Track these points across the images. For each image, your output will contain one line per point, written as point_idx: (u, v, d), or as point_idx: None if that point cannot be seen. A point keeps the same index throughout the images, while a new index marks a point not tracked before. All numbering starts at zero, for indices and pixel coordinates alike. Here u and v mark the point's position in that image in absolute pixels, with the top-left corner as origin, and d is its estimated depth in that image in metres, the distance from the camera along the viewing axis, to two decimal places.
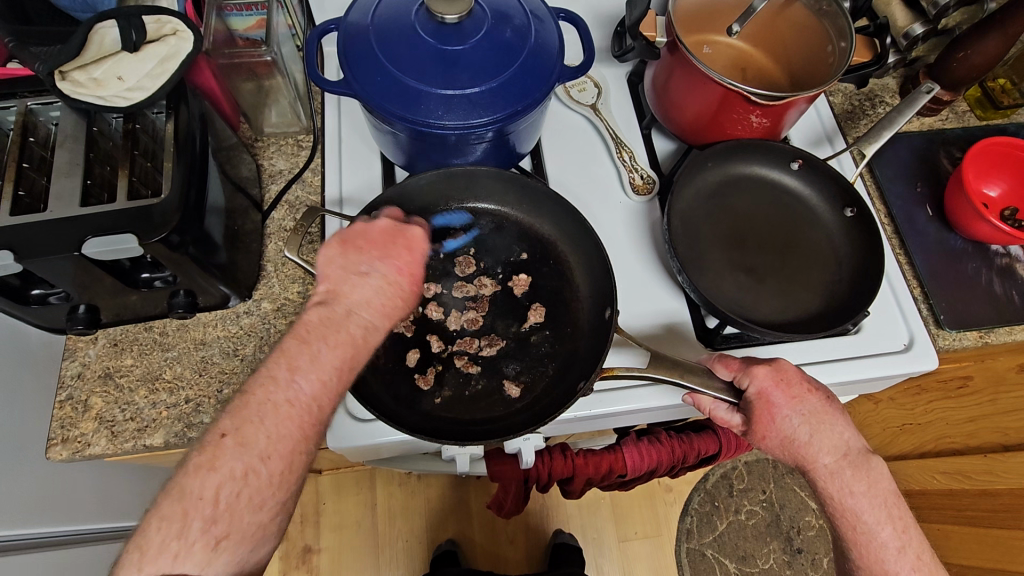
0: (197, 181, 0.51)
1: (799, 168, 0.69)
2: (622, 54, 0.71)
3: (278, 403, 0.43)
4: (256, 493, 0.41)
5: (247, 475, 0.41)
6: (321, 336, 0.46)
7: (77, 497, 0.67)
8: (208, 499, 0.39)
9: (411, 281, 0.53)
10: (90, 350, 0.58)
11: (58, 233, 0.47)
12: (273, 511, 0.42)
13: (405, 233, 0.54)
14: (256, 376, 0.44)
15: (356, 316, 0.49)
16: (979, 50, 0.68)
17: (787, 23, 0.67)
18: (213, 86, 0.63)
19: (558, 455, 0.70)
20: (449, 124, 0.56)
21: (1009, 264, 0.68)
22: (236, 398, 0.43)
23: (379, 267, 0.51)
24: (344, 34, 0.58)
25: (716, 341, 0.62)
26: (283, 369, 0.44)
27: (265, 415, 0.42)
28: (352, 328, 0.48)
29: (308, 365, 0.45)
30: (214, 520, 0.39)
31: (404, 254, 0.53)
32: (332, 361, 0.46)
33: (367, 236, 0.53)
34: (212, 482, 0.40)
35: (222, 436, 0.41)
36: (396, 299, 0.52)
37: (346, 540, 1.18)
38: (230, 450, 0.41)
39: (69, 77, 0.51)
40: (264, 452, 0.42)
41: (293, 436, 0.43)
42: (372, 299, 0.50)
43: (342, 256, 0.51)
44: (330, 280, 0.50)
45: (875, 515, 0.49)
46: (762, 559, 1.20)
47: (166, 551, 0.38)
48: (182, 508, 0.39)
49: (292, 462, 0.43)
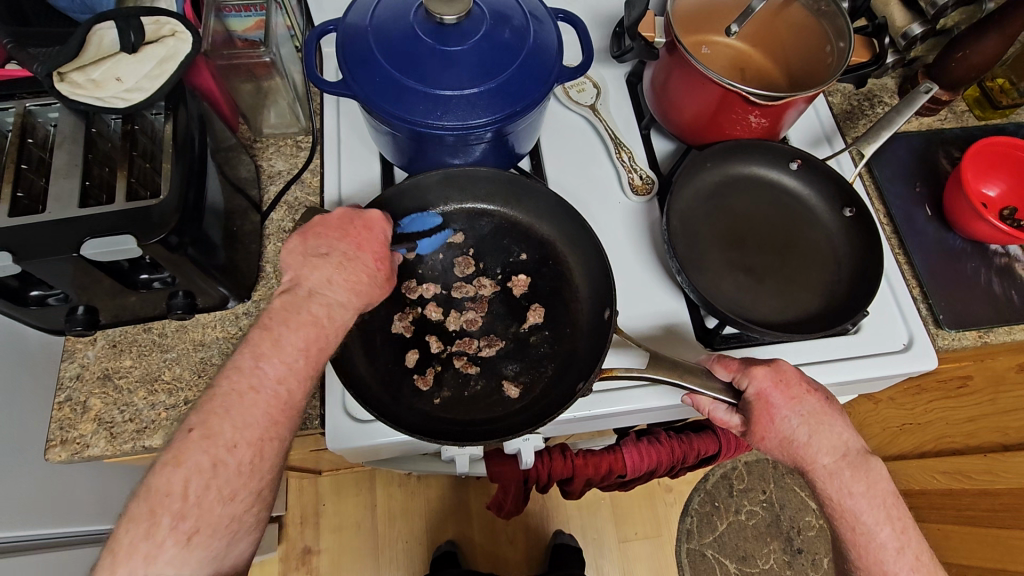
0: (196, 182, 0.52)
1: (798, 168, 0.69)
2: (621, 54, 0.71)
3: (243, 391, 0.45)
4: (227, 484, 0.42)
5: (215, 467, 0.42)
6: (283, 321, 0.48)
7: (77, 499, 0.67)
8: (176, 494, 0.41)
9: (374, 256, 0.54)
10: (89, 352, 0.58)
11: (56, 234, 0.47)
12: (247, 502, 0.43)
13: (362, 215, 0.55)
14: (223, 369, 0.46)
15: (319, 295, 0.50)
16: (978, 50, 0.68)
17: (786, 23, 0.67)
18: (212, 86, 0.62)
19: (558, 455, 0.70)
20: (448, 125, 0.56)
21: (1008, 263, 0.68)
22: (202, 396, 0.45)
23: (340, 246, 0.53)
24: (343, 36, 0.58)
25: (716, 342, 0.62)
26: (247, 358, 0.46)
27: (230, 405, 0.44)
28: (313, 306, 0.50)
29: (271, 351, 0.47)
30: (183, 516, 0.40)
31: (363, 234, 0.54)
32: (297, 343, 0.48)
33: (325, 223, 0.54)
34: (178, 477, 0.41)
35: (188, 431, 0.43)
36: (361, 275, 0.53)
37: (346, 541, 1.18)
38: (196, 443, 0.42)
39: (68, 78, 0.50)
40: (229, 441, 0.43)
41: (260, 423, 0.45)
42: (334, 277, 0.51)
43: (302, 245, 0.52)
44: (292, 268, 0.52)
45: (874, 516, 0.49)
46: (762, 559, 1.20)
47: (137, 551, 0.39)
48: (150, 506, 0.40)
49: (261, 449, 0.44)
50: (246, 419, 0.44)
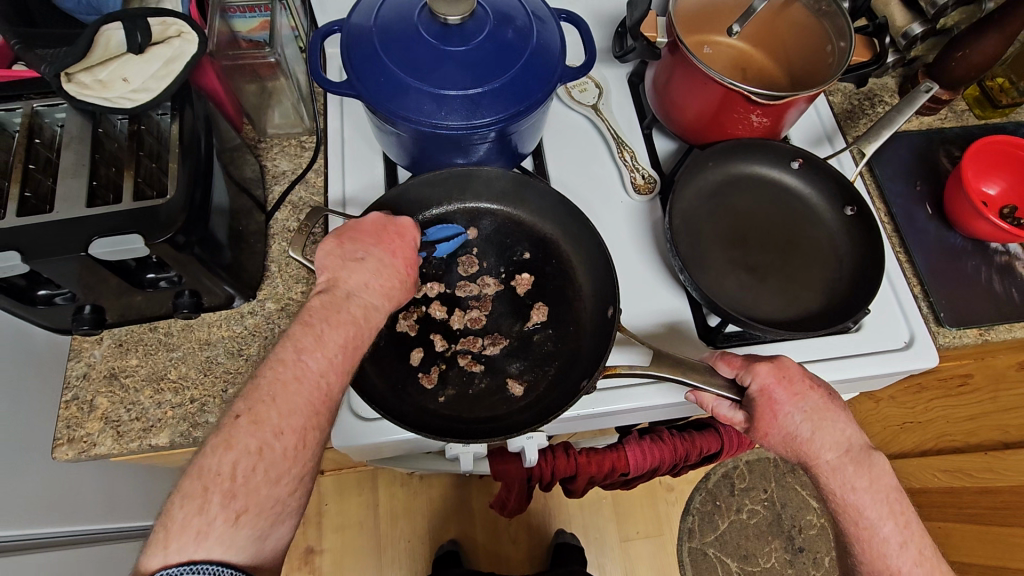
0: (203, 182, 0.52)
1: (799, 168, 0.70)
2: (622, 55, 0.72)
3: (287, 379, 0.46)
4: (273, 467, 0.43)
5: (262, 449, 0.43)
6: (323, 317, 0.49)
7: (83, 498, 0.67)
8: (226, 474, 0.41)
9: (405, 263, 0.55)
10: (95, 351, 0.59)
11: (64, 233, 0.47)
12: (291, 486, 0.44)
13: (395, 223, 0.56)
14: (266, 361, 0.47)
15: (356, 297, 0.52)
16: (978, 49, 0.68)
17: (786, 23, 0.67)
18: (216, 87, 0.63)
19: (561, 454, 0.70)
20: (452, 125, 0.56)
21: (1008, 261, 0.68)
22: (247, 384, 0.46)
23: (374, 251, 0.54)
24: (348, 36, 0.59)
25: (718, 340, 0.63)
26: (289, 350, 0.47)
27: (276, 393, 0.45)
28: (352, 308, 0.51)
29: (312, 345, 0.48)
30: (234, 495, 0.41)
31: (396, 241, 0.55)
32: (336, 340, 0.49)
33: (359, 228, 0.55)
34: (228, 458, 0.42)
35: (236, 416, 0.43)
36: (393, 281, 0.54)
37: (349, 540, 1.18)
38: (244, 428, 0.43)
39: (75, 79, 0.51)
40: (276, 426, 0.44)
41: (304, 410, 0.45)
42: (370, 281, 0.53)
43: (337, 246, 0.54)
44: (327, 269, 0.53)
45: (877, 511, 0.50)
46: (763, 558, 1.20)
47: (189, 527, 0.39)
48: (202, 483, 0.40)
49: (303, 437, 0.45)
50: (291, 404, 0.45)
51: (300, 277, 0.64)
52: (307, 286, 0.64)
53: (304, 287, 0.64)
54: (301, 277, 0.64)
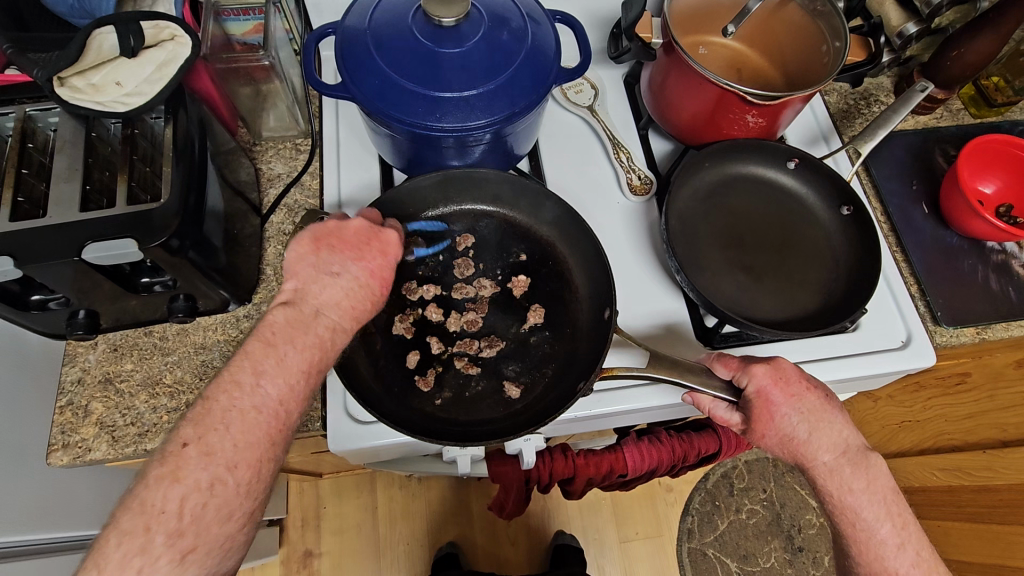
0: (196, 185, 0.52)
1: (795, 168, 0.69)
2: (617, 56, 0.71)
3: (244, 409, 0.44)
4: (223, 504, 0.42)
5: (214, 486, 0.41)
6: (288, 340, 0.48)
7: (79, 503, 0.66)
8: (171, 512, 0.40)
9: (381, 285, 0.55)
10: (90, 356, 0.58)
11: (56, 237, 0.47)
12: (242, 521, 0.43)
13: (380, 236, 0.55)
14: (218, 382, 0.45)
15: (324, 316, 0.51)
16: (973, 48, 0.68)
17: (782, 23, 0.67)
18: (211, 90, 0.63)
19: (559, 456, 0.70)
20: (447, 127, 0.56)
21: (1005, 260, 0.68)
22: (197, 407, 0.44)
23: (352, 268, 0.53)
24: (342, 39, 0.59)
25: (715, 340, 0.62)
26: (247, 373, 0.45)
27: (231, 422, 0.43)
28: (319, 329, 0.50)
29: (274, 368, 0.46)
30: (180, 534, 0.40)
31: (377, 259, 0.55)
32: (299, 364, 0.47)
33: (342, 234, 0.54)
34: (174, 494, 0.40)
35: (183, 445, 0.42)
36: (365, 302, 0.53)
37: (347, 544, 1.18)
38: (193, 460, 0.41)
39: (68, 83, 0.50)
40: (230, 460, 0.42)
41: (259, 443, 0.44)
42: (341, 300, 0.52)
43: (314, 255, 0.53)
44: (299, 277, 0.52)
45: (875, 512, 0.49)
46: (763, 557, 1.20)
47: (128, 567, 0.38)
48: (143, 522, 0.39)
49: (259, 469, 0.44)
50: (245, 436, 0.43)
51: None
52: None
53: None
54: None
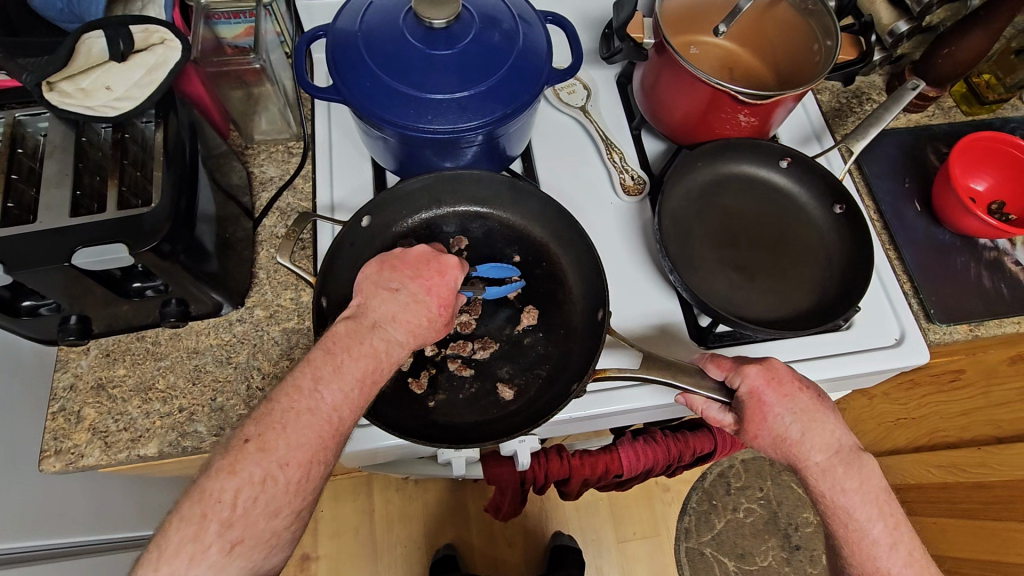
0: (187, 190, 0.52)
1: (787, 166, 0.69)
2: (610, 56, 0.71)
3: (301, 411, 0.44)
4: (273, 500, 0.41)
5: (265, 481, 0.41)
6: (346, 349, 0.48)
7: (72, 509, 0.66)
8: (227, 502, 0.40)
9: (439, 304, 0.53)
10: (82, 361, 0.58)
11: (51, 242, 0.47)
12: (289, 519, 0.42)
13: (439, 258, 0.55)
14: (281, 386, 0.45)
15: (381, 329, 0.50)
16: (964, 46, 0.68)
17: (773, 23, 0.68)
18: (201, 93, 0.64)
19: (554, 457, 0.71)
20: (439, 129, 0.56)
21: (997, 257, 0.68)
22: (260, 406, 0.44)
23: (410, 285, 0.53)
24: (335, 41, 0.58)
25: (709, 340, 0.63)
26: (307, 378, 0.46)
27: (288, 422, 0.43)
28: (375, 340, 0.49)
29: (331, 376, 0.46)
30: (230, 524, 0.40)
31: (435, 279, 0.53)
32: (355, 373, 0.47)
33: (403, 258, 0.55)
34: (231, 485, 0.40)
35: (245, 441, 0.42)
36: (422, 320, 0.52)
37: (344, 547, 1.17)
38: (251, 455, 0.42)
39: (57, 87, 0.50)
40: (282, 457, 0.42)
41: (310, 444, 0.43)
42: (399, 315, 0.51)
43: (376, 273, 0.53)
44: (362, 293, 0.53)
45: (867, 512, 0.49)
46: (760, 556, 1.21)
47: (182, 552, 0.38)
48: (201, 509, 0.40)
49: (310, 470, 0.43)
50: (298, 437, 0.43)
51: (289, 284, 0.64)
52: (297, 292, 0.63)
53: (293, 293, 0.63)
54: (289, 283, 0.64)
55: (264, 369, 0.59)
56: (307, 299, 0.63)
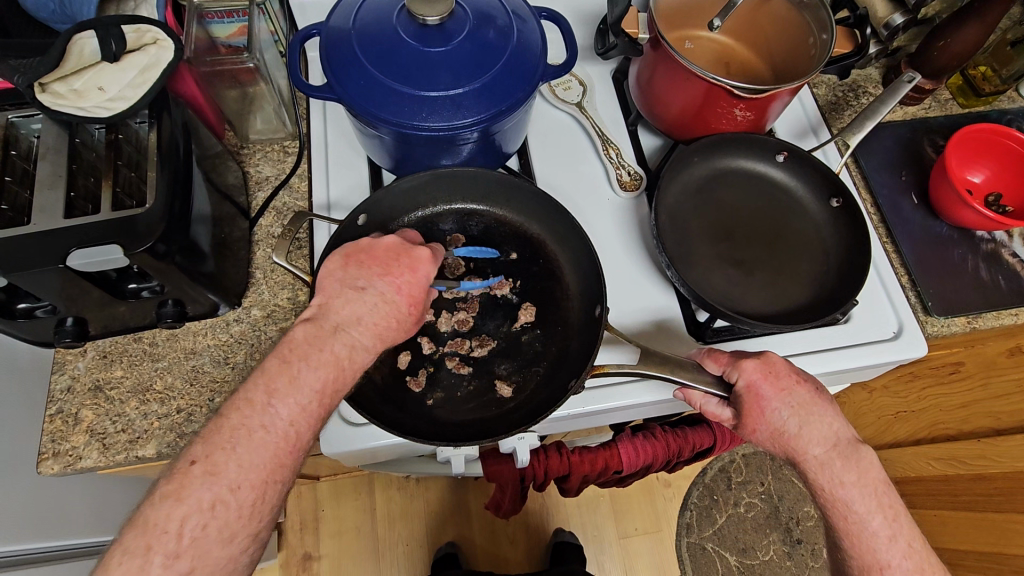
0: (182, 191, 0.51)
1: (784, 160, 0.69)
2: (605, 52, 0.70)
3: (252, 428, 0.43)
4: (225, 526, 0.41)
5: (215, 507, 0.40)
6: (303, 357, 0.47)
7: (70, 513, 0.66)
8: (173, 532, 0.39)
9: (409, 302, 0.53)
10: (79, 363, 0.58)
11: (44, 245, 0.46)
12: (246, 542, 0.42)
13: (410, 253, 0.54)
14: (232, 400, 0.44)
15: (344, 332, 0.49)
16: (959, 38, 0.68)
17: (768, 16, 0.67)
18: (195, 93, 0.63)
19: (554, 454, 0.70)
20: (434, 126, 0.56)
21: (995, 249, 0.68)
22: (209, 424, 0.43)
23: (378, 284, 0.52)
24: (328, 40, 0.58)
25: (707, 335, 0.63)
26: (260, 392, 0.44)
27: (237, 442, 0.42)
28: (337, 346, 0.48)
29: (285, 388, 0.45)
30: (177, 555, 0.39)
31: (405, 275, 0.53)
32: (313, 384, 0.46)
33: (372, 252, 0.54)
34: (177, 513, 0.40)
35: (190, 464, 0.41)
36: (390, 319, 0.52)
37: (346, 546, 1.17)
38: (198, 479, 0.41)
39: (49, 89, 0.50)
40: (233, 481, 0.41)
41: (266, 463, 0.43)
42: (364, 316, 0.50)
43: (342, 270, 0.52)
44: (326, 293, 0.51)
45: (866, 504, 0.49)
46: (762, 550, 1.21)
47: None
48: (146, 541, 0.39)
49: (263, 492, 0.42)
50: (253, 460, 0.42)
51: (286, 284, 0.64)
52: (294, 292, 0.63)
53: (290, 293, 0.63)
54: (286, 283, 0.64)
55: None
56: (305, 298, 0.63)
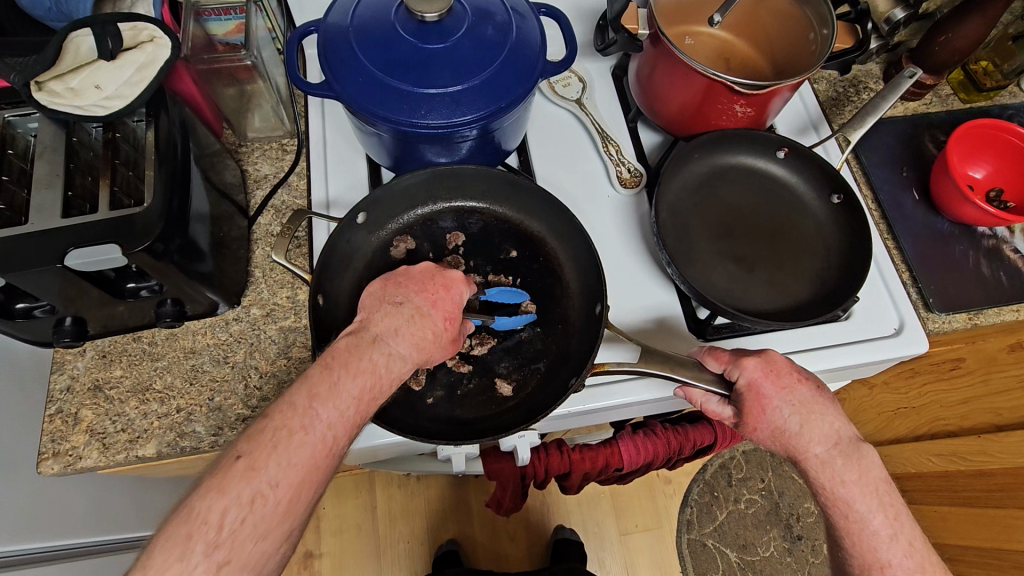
0: (180, 190, 0.51)
1: (785, 157, 0.69)
2: (605, 48, 0.70)
3: (294, 429, 0.42)
4: (260, 523, 0.39)
5: (254, 502, 0.39)
6: (343, 364, 0.45)
7: (69, 512, 0.66)
8: (213, 523, 0.38)
9: (445, 317, 0.52)
10: (78, 363, 0.58)
11: (41, 245, 0.46)
12: (278, 541, 0.40)
13: (444, 273, 0.54)
14: (276, 402, 0.43)
15: (382, 343, 0.48)
16: (960, 33, 0.68)
17: (768, 11, 0.67)
18: (192, 91, 0.63)
19: (553, 452, 0.70)
20: (432, 124, 0.55)
21: (996, 245, 0.68)
22: (254, 423, 0.42)
23: (414, 299, 0.51)
24: (326, 37, 0.58)
25: (708, 333, 0.63)
26: (302, 395, 0.43)
27: (279, 442, 0.41)
28: (374, 355, 0.47)
29: (326, 394, 0.43)
30: (217, 545, 0.37)
31: (440, 293, 0.53)
32: (351, 390, 0.44)
33: (409, 274, 0.54)
34: (218, 505, 0.38)
35: (235, 459, 0.40)
36: (427, 332, 0.50)
37: (347, 544, 1.17)
38: (240, 476, 0.39)
39: (46, 87, 0.50)
40: (273, 479, 0.40)
41: (304, 465, 0.41)
42: (402, 327, 0.49)
43: (380, 290, 0.52)
44: (366, 309, 0.51)
45: (867, 503, 0.49)
46: (762, 546, 1.21)
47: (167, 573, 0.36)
48: (186, 532, 0.37)
49: (299, 492, 0.41)
50: (293, 460, 0.41)
51: (285, 282, 0.63)
52: (293, 290, 0.63)
53: (289, 292, 0.63)
54: (285, 282, 0.63)
55: (262, 369, 0.59)
56: (304, 297, 0.63)
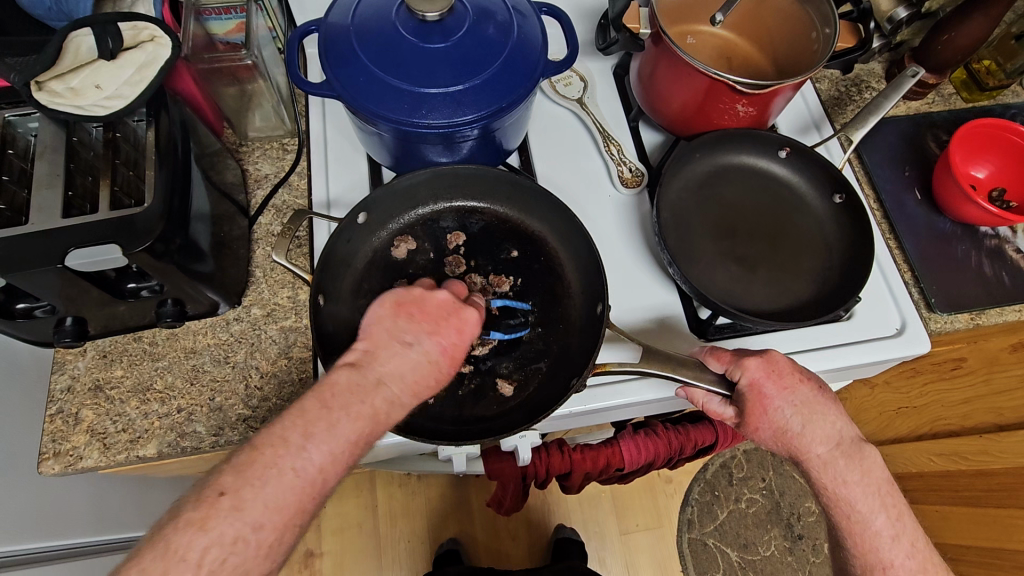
0: (181, 188, 0.51)
1: (787, 156, 0.69)
2: (605, 46, 0.71)
3: (284, 469, 0.41)
4: (242, 563, 0.38)
5: (236, 543, 0.38)
6: (343, 407, 0.44)
7: (70, 512, 0.66)
8: (191, 561, 0.37)
9: (450, 364, 0.50)
10: (79, 363, 0.58)
11: (40, 245, 0.46)
12: None
13: (461, 314, 0.52)
14: (266, 435, 0.42)
15: (385, 388, 0.46)
16: (962, 32, 0.68)
17: (770, 10, 0.67)
18: (193, 91, 0.63)
19: (555, 451, 0.70)
20: (433, 123, 0.55)
21: (998, 245, 0.68)
22: (242, 453, 0.41)
23: (425, 342, 0.49)
24: (327, 36, 0.58)
25: (710, 332, 0.62)
26: (305, 424, 0.42)
27: (268, 479, 0.40)
28: (377, 400, 0.45)
29: (323, 434, 0.43)
30: None
31: (450, 339, 0.50)
32: (349, 436, 0.44)
33: (423, 306, 0.51)
34: (199, 543, 0.37)
35: (219, 496, 0.39)
36: (430, 379, 0.49)
37: (348, 542, 1.17)
38: (224, 513, 0.39)
39: (47, 86, 0.49)
40: (257, 520, 0.39)
41: (291, 506, 0.41)
42: (407, 374, 0.47)
43: (392, 321, 0.50)
44: (372, 339, 0.49)
45: (869, 504, 0.49)
46: (763, 546, 1.21)
47: None
48: (163, 567, 0.36)
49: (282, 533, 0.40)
50: (279, 497, 0.40)
51: (286, 282, 0.63)
52: (293, 290, 0.63)
53: (290, 291, 0.63)
54: (286, 282, 0.63)
55: (263, 369, 0.59)
56: (305, 297, 0.63)
